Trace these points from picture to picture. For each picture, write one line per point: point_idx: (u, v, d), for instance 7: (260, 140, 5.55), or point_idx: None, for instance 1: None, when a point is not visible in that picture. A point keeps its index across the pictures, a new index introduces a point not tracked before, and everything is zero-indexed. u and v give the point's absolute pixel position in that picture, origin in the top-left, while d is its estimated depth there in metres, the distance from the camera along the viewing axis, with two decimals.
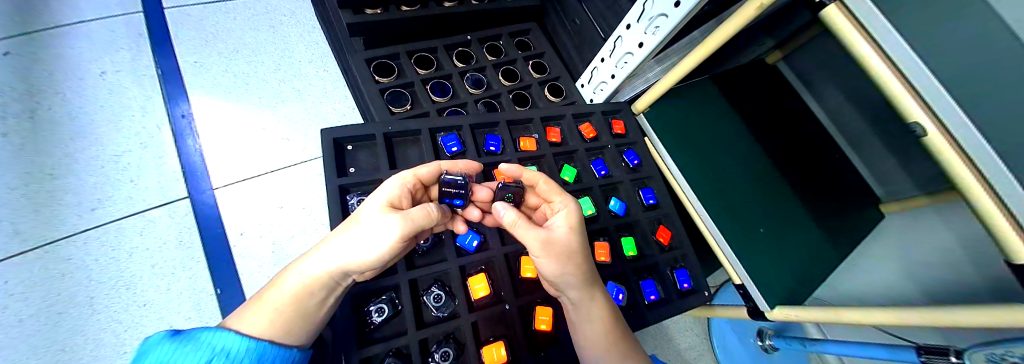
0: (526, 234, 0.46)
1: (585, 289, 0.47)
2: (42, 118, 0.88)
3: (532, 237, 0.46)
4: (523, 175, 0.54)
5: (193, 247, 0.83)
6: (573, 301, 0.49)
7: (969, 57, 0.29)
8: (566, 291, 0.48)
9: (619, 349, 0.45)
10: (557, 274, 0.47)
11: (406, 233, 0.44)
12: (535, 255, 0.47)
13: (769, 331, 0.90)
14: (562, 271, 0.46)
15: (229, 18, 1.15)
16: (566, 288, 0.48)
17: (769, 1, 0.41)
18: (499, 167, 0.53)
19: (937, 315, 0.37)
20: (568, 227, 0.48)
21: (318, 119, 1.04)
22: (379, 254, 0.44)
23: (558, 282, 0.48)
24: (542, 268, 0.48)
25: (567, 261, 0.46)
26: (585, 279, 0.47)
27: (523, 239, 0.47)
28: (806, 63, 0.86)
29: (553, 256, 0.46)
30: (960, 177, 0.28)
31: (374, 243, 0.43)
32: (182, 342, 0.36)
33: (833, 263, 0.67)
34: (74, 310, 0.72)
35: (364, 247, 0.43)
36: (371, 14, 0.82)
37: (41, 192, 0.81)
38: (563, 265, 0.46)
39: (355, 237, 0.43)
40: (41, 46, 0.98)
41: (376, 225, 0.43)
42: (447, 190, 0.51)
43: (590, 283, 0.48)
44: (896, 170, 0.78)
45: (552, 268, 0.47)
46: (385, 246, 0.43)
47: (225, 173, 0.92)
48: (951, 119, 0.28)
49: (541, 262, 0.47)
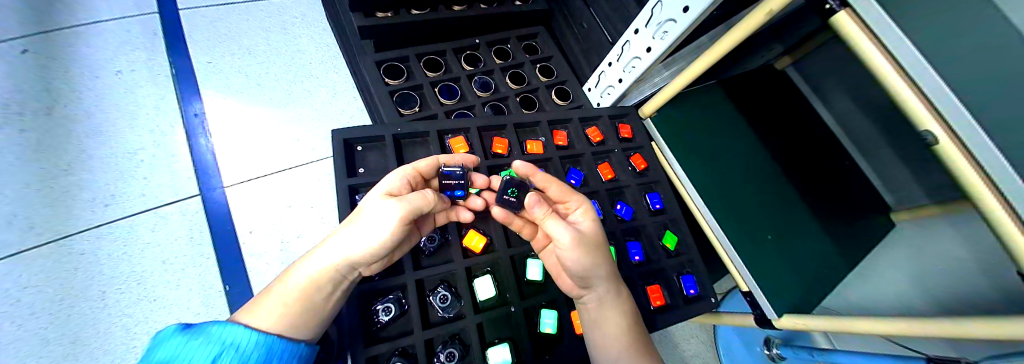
0: (559, 230, 0.46)
1: (612, 285, 0.50)
2: (58, 115, 0.91)
3: (567, 231, 0.46)
4: (540, 174, 0.53)
5: (203, 244, 0.84)
6: (599, 296, 0.50)
7: (992, 66, 0.29)
8: (594, 285, 0.50)
9: (638, 343, 0.48)
10: (589, 270, 0.48)
11: (406, 216, 0.44)
12: (569, 249, 0.47)
13: (777, 340, 0.88)
14: (593, 263, 0.48)
15: (242, 19, 1.17)
16: (595, 281, 0.49)
17: (778, 7, 0.41)
18: (512, 165, 0.53)
19: (948, 327, 0.36)
20: (592, 221, 0.51)
21: (327, 120, 1.06)
22: (384, 238, 0.44)
23: (587, 276, 0.49)
24: (572, 265, 0.48)
25: (596, 253, 0.49)
26: (610, 270, 0.50)
27: (557, 234, 0.47)
28: (816, 68, 0.85)
29: (587, 252, 0.48)
30: (975, 187, 0.28)
31: (376, 231, 0.43)
32: (191, 336, 0.37)
33: (842, 272, 0.66)
34: (86, 303, 0.74)
35: (366, 235, 0.44)
36: (381, 17, 0.84)
37: (56, 187, 0.83)
38: (594, 256, 0.48)
39: (359, 226, 0.44)
40: (57, 45, 1.01)
41: (376, 211, 0.44)
42: (447, 182, 0.53)
43: (615, 280, 0.51)
44: (907, 178, 0.77)
45: (585, 262, 0.47)
46: (386, 230, 0.44)
47: (236, 172, 0.93)
48: (963, 126, 0.28)
49: (573, 258, 0.47)
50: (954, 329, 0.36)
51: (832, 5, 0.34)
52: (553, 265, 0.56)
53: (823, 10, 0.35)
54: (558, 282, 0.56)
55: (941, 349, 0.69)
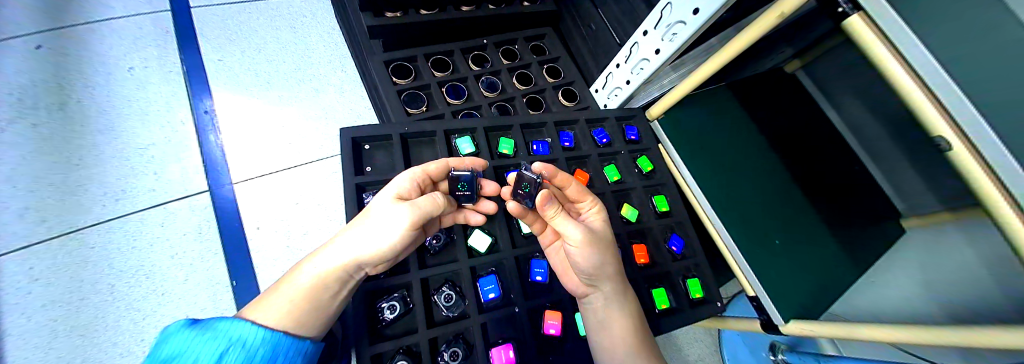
0: (570, 228, 0.47)
1: (620, 284, 0.51)
2: (71, 111, 0.92)
3: (579, 230, 0.47)
4: (559, 175, 0.51)
5: (211, 240, 0.85)
6: (606, 295, 0.51)
7: None
8: (601, 284, 0.50)
9: (643, 344, 0.49)
10: (600, 268, 0.49)
11: (416, 222, 0.45)
12: (580, 248, 0.47)
13: (783, 345, 0.88)
14: (602, 262, 0.49)
15: (252, 18, 1.19)
16: (603, 280, 0.50)
17: (790, 10, 0.41)
18: (534, 166, 0.49)
19: (966, 337, 0.35)
20: (602, 219, 0.53)
21: (334, 118, 1.07)
22: (394, 240, 0.45)
23: (595, 275, 0.49)
24: (582, 261, 0.48)
25: (606, 252, 0.49)
26: (618, 270, 0.51)
27: (568, 232, 0.47)
28: (827, 73, 0.84)
29: (598, 249, 0.48)
30: (989, 196, 0.27)
31: (387, 233, 0.44)
32: (200, 330, 0.37)
33: (851, 278, 0.65)
34: (95, 297, 0.75)
35: (376, 238, 0.44)
36: (390, 17, 0.84)
37: (67, 181, 0.84)
38: (603, 255, 0.49)
39: (368, 229, 0.45)
40: (71, 41, 1.02)
41: (387, 216, 0.45)
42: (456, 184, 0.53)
43: (623, 281, 0.51)
44: (919, 184, 0.76)
45: (595, 260, 0.48)
46: (396, 234, 0.45)
47: (245, 169, 0.94)
48: (976, 132, 0.27)
49: (584, 256, 0.48)
50: (964, 338, 0.35)
51: (845, 8, 0.34)
52: (559, 264, 0.57)
53: (835, 13, 0.35)
54: (563, 280, 0.56)
55: (951, 357, 0.68)
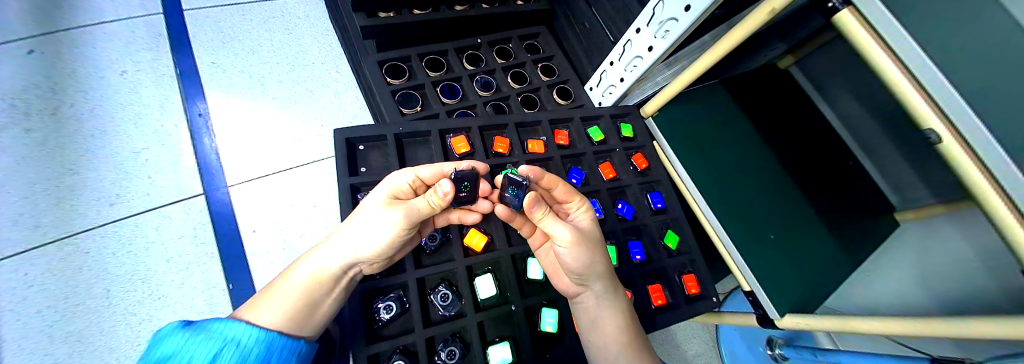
0: (559, 228, 0.47)
1: (612, 286, 0.51)
2: (64, 115, 0.92)
3: (567, 230, 0.47)
4: (547, 177, 0.50)
5: (207, 243, 0.85)
6: (596, 293, 0.51)
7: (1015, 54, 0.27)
8: (591, 283, 0.50)
9: (633, 341, 0.49)
10: (589, 267, 0.49)
11: (406, 224, 0.46)
12: (569, 247, 0.47)
13: (779, 340, 0.87)
14: (591, 261, 0.48)
15: (245, 20, 1.18)
16: (593, 279, 0.50)
17: (780, 6, 0.41)
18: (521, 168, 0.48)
19: (959, 330, 0.35)
20: (590, 220, 0.52)
21: (330, 120, 1.07)
22: (382, 242, 0.46)
23: (586, 275, 0.49)
24: (572, 261, 0.49)
25: (594, 250, 0.49)
26: (608, 268, 0.50)
27: (556, 233, 0.47)
28: (820, 67, 0.85)
29: (586, 247, 0.48)
30: (983, 193, 0.27)
31: (376, 233, 0.45)
32: (193, 333, 0.37)
33: (846, 272, 0.66)
34: (92, 302, 0.75)
35: (367, 239, 0.45)
36: (383, 17, 0.84)
37: (61, 186, 0.84)
38: (592, 254, 0.49)
39: (358, 229, 0.46)
40: (63, 46, 1.02)
41: (376, 217, 0.45)
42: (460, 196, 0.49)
43: (614, 281, 0.51)
44: (912, 177, 0.76)
45: (585, 259, 0.48)
46: (388, 234, 0.45)
47: (240, 172, 0.94)
48: (968, 128, 0.27)
49: (573, 256, 0.48)
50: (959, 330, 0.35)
51: (835, 3, 0.34)
52: (549, 264, 0.57)
53: (825, 8, 0.35)
54: (554, 281, 0.56)
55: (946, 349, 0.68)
